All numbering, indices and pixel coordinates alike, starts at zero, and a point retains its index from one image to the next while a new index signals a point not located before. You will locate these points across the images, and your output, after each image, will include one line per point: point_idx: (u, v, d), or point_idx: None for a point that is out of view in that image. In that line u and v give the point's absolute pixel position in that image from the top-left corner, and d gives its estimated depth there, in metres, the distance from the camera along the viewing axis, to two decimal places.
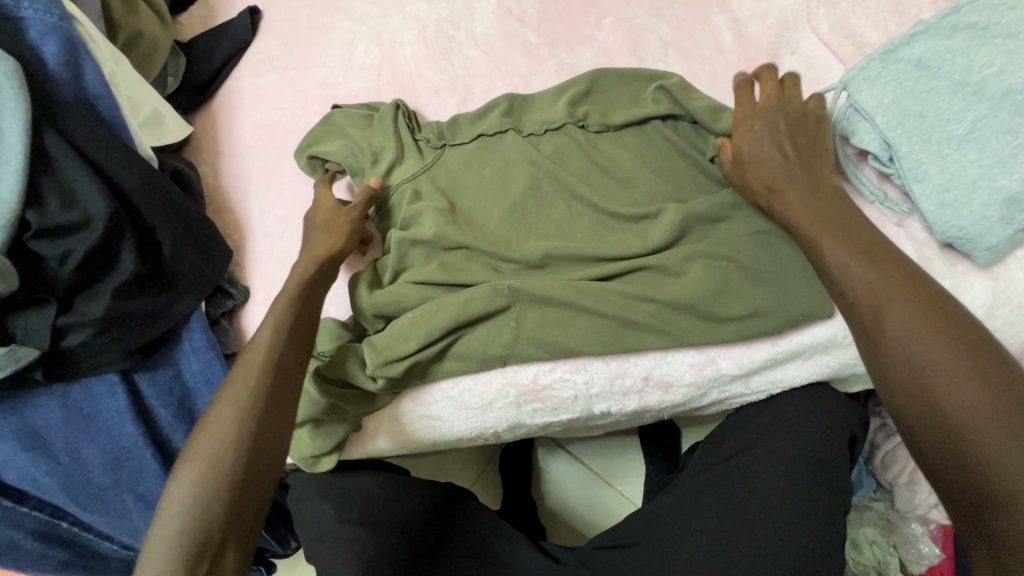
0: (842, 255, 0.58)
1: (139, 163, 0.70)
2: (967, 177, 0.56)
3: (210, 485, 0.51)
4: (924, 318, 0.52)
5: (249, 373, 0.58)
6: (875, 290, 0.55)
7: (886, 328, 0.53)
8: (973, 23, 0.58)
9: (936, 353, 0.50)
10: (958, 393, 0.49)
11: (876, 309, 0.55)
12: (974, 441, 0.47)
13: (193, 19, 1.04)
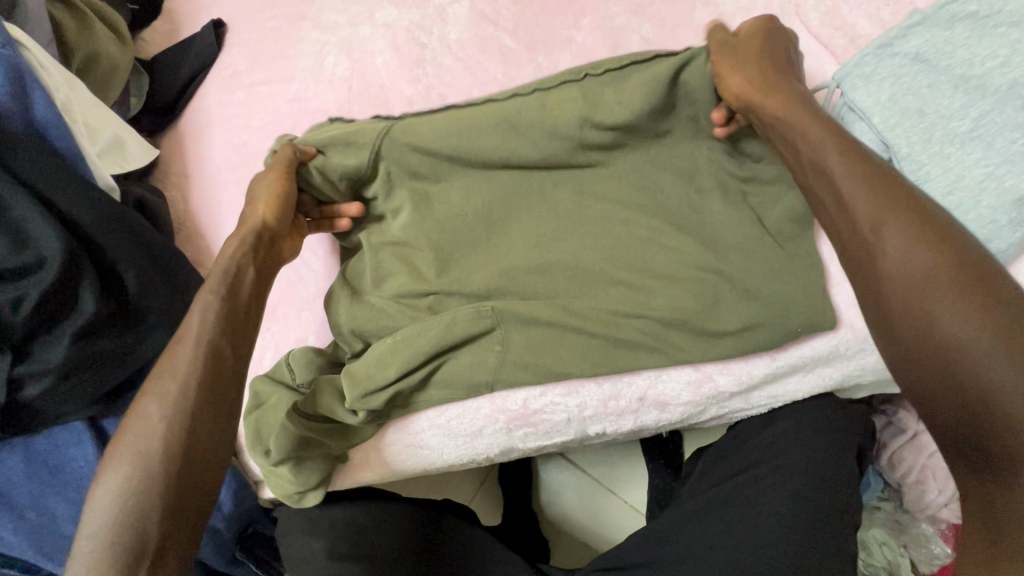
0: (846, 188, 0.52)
1: (96, 195, 0.66)
2: (973, 178, 0.52)
3: (134, 497, 0.47)
4: (911, 236, 0.49)
5: (179, 383, 0.52)
6: (873, 225, 0.50)
7: (881, 269, 0.49)
8: (975, 11, 0.54)
9: (934, 275, 0.47)
10: (953, 325, 0.45)
11: (865, 238, 0.51)
12: (973, 376, 0.43)
13: (157, 36, 1.00)
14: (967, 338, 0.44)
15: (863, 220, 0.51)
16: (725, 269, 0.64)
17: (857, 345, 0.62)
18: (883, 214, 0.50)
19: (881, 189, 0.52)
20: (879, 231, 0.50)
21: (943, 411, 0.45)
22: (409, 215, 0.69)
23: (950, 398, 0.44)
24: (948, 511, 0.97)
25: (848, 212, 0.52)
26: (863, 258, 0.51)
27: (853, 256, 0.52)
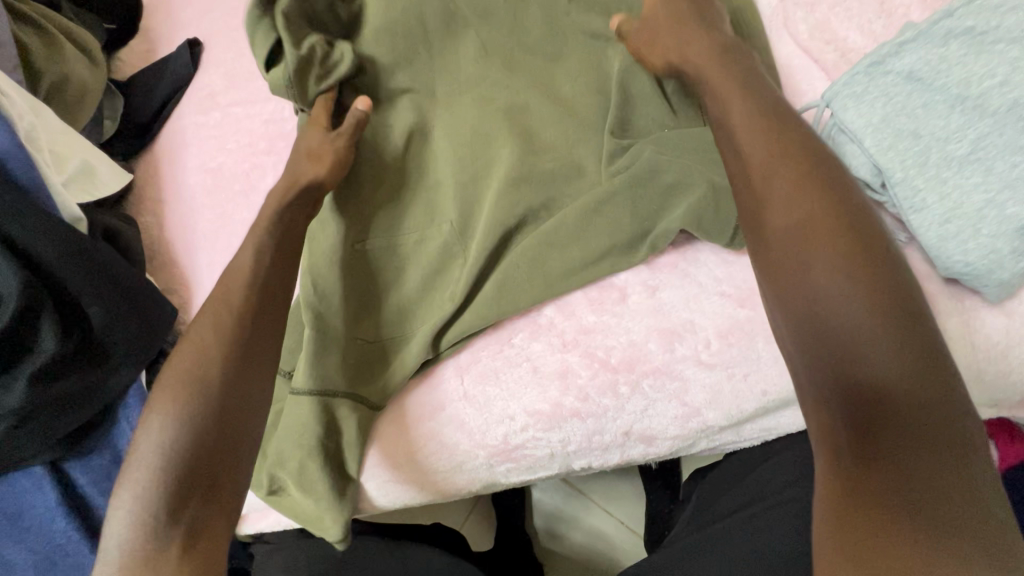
0: (760, 181, 0.49)
1: (59, 229, 0.64)
2: (972, 204, 0.49)
3: (186, 429, 0.48)
4: (811, 217, 0.46)
5: (232, 320, 0.54)
6: (781, 208, 0.47)
7: (782, 257, 0.46)
8: (971, 27, 0.50)
9: (826, 259, 0.44)
10: (848, 318, 0.42)
11: (767, 221, 0.48)
12: (873, 371, 0.40)
13: (133, 57, 0.98)
14: (862, 327, 0.41)
15: (765, 207, 0.48)
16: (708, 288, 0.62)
17: None
18: (792, 195, 0.47)
19: (788, 163, 0.49)
20: (786, 215, 0.47)
21: (850, 414, 0.40)
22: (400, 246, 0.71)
23: (858, 396, 0.40)
24: None
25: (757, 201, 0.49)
26: (765, 249, 0.47)
27: (759, 235, 0.49)
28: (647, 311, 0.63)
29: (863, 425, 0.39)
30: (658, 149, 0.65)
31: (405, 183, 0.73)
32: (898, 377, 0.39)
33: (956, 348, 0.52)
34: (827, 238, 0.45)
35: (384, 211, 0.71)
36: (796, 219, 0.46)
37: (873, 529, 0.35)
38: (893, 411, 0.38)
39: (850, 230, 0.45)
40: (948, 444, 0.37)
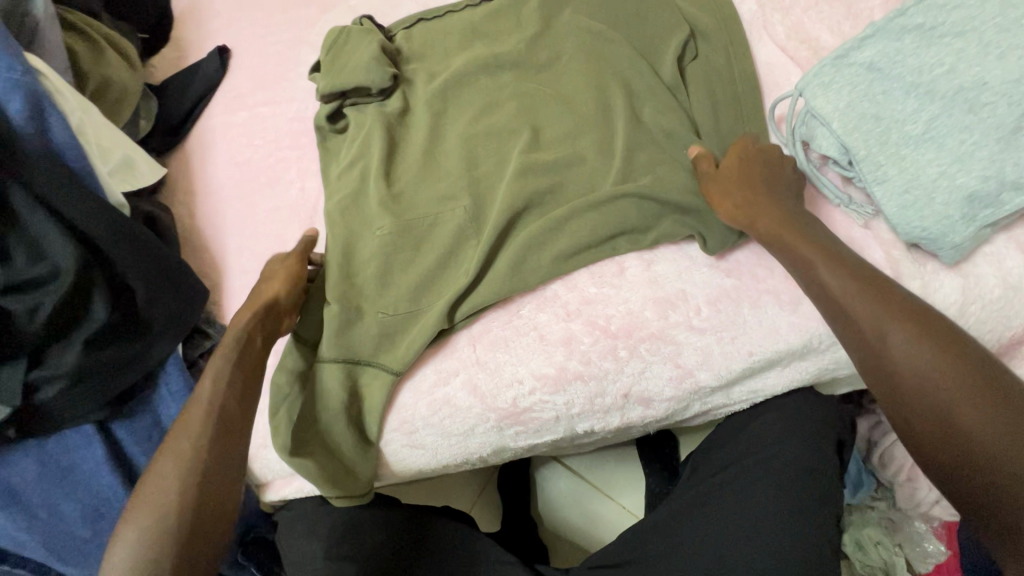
0: (847, 293, 0.56)
1: (107, 210, 0.69)
2: (926, 176, 0.55)
3: (148, 541, 0.54)
4: (918, 337, 0.53)
5: (191, 439, 0.60)
6: (888, 337, 0.53)
7: (899, 374, 0.53)
8: (921, 23, 0.58)
9: (942, 373, 0.52)
10: (979, 435, 0.50)
11: (882, 345, 0.54)
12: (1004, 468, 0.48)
13: (165, 62, 1.06)
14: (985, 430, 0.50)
15: (871, 339, 0.54)
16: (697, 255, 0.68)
17: (829, 339, 0.64)
18: (886, 315, 0.54)
19: (859, 278, 0.56)
20: (891, 341, 0.53)
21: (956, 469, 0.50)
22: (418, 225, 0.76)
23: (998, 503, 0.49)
24: (939, 508, 0.98)
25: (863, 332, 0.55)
26: (879, 369, 0.54)
27: (877, 362, 0.54)
28: (643, 282, 0.69)
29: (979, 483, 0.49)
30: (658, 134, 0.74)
31: (424, 168, 0.80)
32: (1006, 438, 0.49)
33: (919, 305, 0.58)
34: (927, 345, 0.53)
35: (407, 193, 0.79)
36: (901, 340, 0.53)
37: None
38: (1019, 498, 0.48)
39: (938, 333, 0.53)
40: None
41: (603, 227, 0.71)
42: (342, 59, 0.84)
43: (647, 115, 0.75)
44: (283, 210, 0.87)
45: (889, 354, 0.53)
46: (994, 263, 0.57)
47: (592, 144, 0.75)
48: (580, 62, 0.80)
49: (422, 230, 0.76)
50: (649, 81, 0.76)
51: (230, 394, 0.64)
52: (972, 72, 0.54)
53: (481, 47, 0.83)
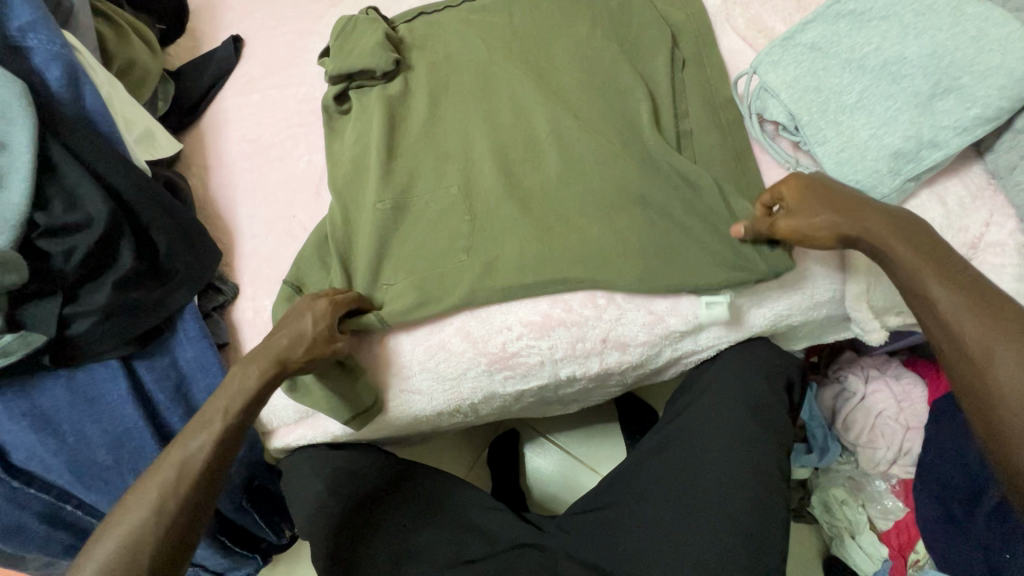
0: (904, 256, 0.57)
1: (135, 171, 0.76)
2: (860, 138, 0.64)
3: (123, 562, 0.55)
4: (939, 277, 0.54)
5: (175, 475, 0.60)
6: (926, 277, 0.55)
7: (1007, 384, 0.48)
8: (853, 10, 0.67)
9: (979, 315, 0.51)
10: (997, 367, 0.49)
11: (920, 280, 0.55)
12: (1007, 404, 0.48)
13: (181, 51, 1.13)
14: (1008, 368, 0.48)
15: (969, 342, 0.51)
16: (677, 274, 0.72)
17: (779, 287, 0.73)
18: (925, 266, 0.56)
19: (926, 253, 0.56)
20: (1004, 347, 0.49)
21: (961, 379, 0.51)
22: (415, 192, 0.83)
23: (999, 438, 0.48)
24: (896, 467, 1.06)
25: (983, 344, 0.50)
26: (977, 376, 0.50)
27: (914, 298, 0.56)
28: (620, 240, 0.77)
29: (975, 389, 0.50)
30: (634, 113, 0.81)
31: (417, 139, 0.87)
32: (1019, 351, 0.48)
33: None
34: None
35: (404, 162, 0.85)
36: (1012, 348, 0.49)
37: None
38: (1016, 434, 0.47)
39: (975, 283, 0.53)
40: None
41: (579, 205, 0.78)
42: (350, 46, 0.92)
43: (627, 92, 0.82)
44: (291, 181, 0.94)
45: (926, 292, 0.55)
46: (919, 215, 0.66)
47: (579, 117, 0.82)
48: (567, 50, 0.87)
49: (415, 200, 0.83)
50: (628, 65, 0.84)
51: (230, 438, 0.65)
52: (895, 48, 0.64)
53: (474, 39, 0.91)
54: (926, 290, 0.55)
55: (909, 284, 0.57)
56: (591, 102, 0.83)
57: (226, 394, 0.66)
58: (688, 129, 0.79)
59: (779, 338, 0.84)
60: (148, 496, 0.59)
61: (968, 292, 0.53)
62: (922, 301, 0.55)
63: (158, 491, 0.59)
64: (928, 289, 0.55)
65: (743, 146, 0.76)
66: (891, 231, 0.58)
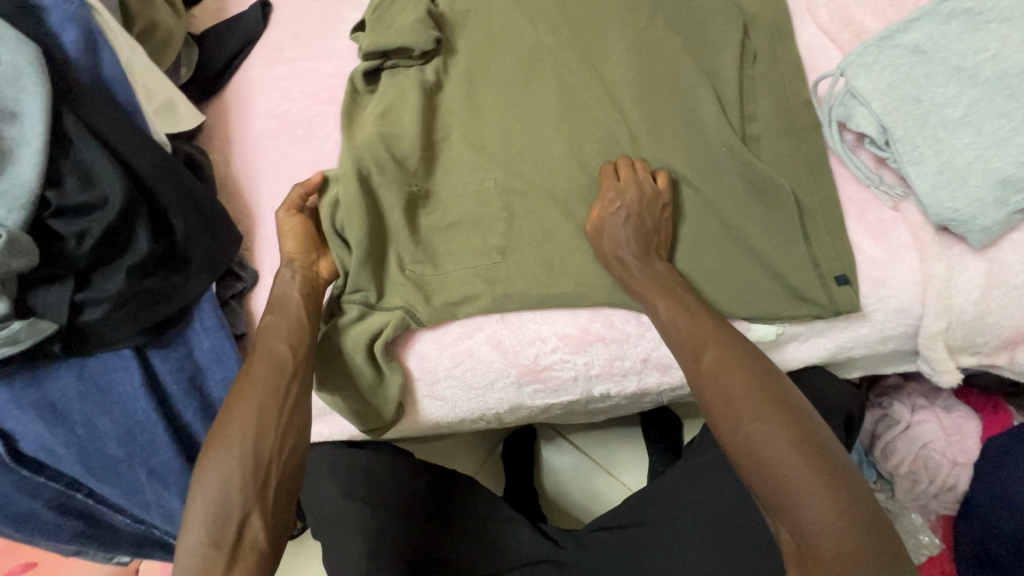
0: (684, 323, 0.62)
1: (154, 149, 0.71)
2: (963, 160, 0.56)
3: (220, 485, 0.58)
4: (732, 366, 0.58)
5: (252, 386, 0.63)
6: (707, 365, 0.59)
7: (812, 525, 0.50)
8: (970, 8, 0.58)
9: (752, 403, 0.55)
10: (764, 454, 0.53)
11: (698, 359, 0.60)
12: (798, 501, 0.50)
13: (205, 12, 1.07)
14: (785, 463, 0.52)
15: (763, 490, 0.53)
16: (736, 301, 0.67)
17: (848, 319, 0.65)
18: (715, 346, 0.60)
19: (689, 308, 0.63)
20: (801, 497, 0.50)
21: (749, 477, 0.54)
22: (452, 186, 0.78)
23: (797, 530, 0.51)
24: (936, 503, 1.00)
25: (779, 497, 0.52)
26: (790, 529, 0.51)
27: (702, 389, 0.59)
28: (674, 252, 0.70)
29: (758, 477, 0.53)
30: (695, 112, 0.73)
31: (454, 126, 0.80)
32: (789, 440, 0.53)
33: (944, 289, 0.61)
34: (839, 500, 0.50)
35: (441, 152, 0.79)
36: (808, 496, 0.50)
37: None
38: (809, 526, 0.50)
39: (756, 367, 0.58)
40: (822, 480, 0.51)
41: None
42: (388, 21, 0.85)
43: (689, 86, 0.74)
44: (317, 162, 0.88)
45: (738, 421, 0.55)
46: (1020, 250, 0.60)
47: (633, 113, 0.75)
48: (623, 36, 0.78)
49: (450, 195, 0.77)
50: (690, 58, 0.75)
51: (284, 339, 0.67)
52: (1016, 57, 0.55)
53: (520, 18, 0.83)
54: (732, 433, 0.55)
55: (716, 424, 0.57)
56: (648, 98, 0.75)
57: (242, 393, 0.63)
58: (755, 134, 0.71)
59: (834, 366, 0.76)
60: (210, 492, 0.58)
61: (789, 432, 0.53)
62: (734, 447, 0.55)
63: (250, 397, 0.62)
64: (729, 435, 0.55)
65: (819, 157, 0.68)
66: (741, 367, 0.58)
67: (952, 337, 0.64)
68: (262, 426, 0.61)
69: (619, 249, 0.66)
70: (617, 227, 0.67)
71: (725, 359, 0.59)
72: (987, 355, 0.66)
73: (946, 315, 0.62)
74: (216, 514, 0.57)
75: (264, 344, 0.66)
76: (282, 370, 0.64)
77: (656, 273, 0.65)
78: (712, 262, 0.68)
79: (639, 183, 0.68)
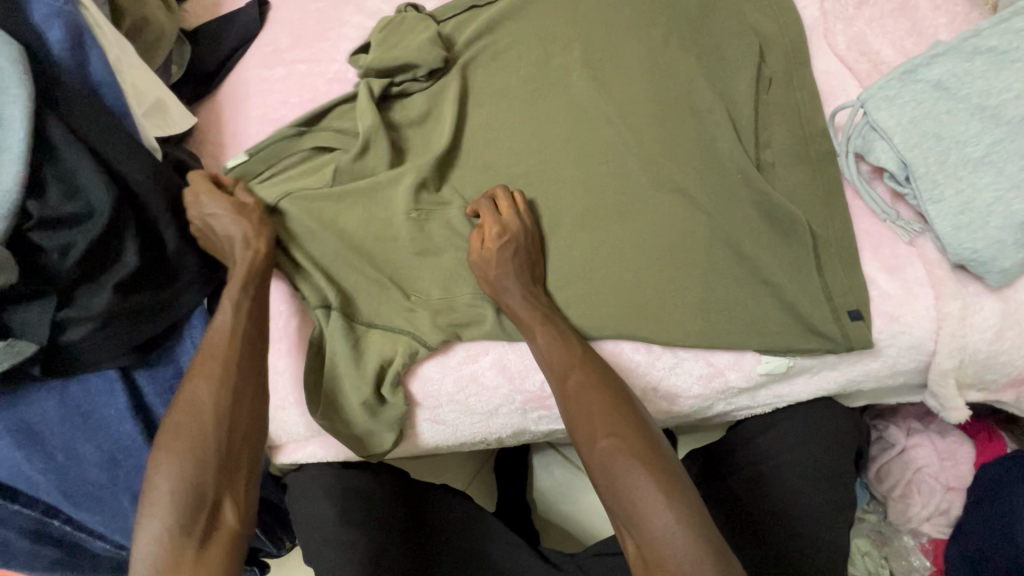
0: (551, 346, 0.64)
1: (144, 155, 0.67)
2: (983, 200, 0.56)
3: (187, 476, 0.55)
4: (590, 387, 0.60)
5: (223, 364, 0.60)
6: (572, 387, 0.61)
7: (653, 539, 0.51)
8: (994, 47, 0.58)
9: (605, 421, 0.58)
10: (618, 470, 0.55)
11: (563, 381, 0.62)
12: (644, 516, 0.52)
13: (197, 8, 1.02)
14: (633, 480, 0.54)
15: (615, 502, 0.55)
16: (747, 332, 0.65)
17: (857, 355, 0.65)
18: (574, 365, 0.62)
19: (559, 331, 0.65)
20: (644, 506, 0.52)
21: (604, 493, 0.56)
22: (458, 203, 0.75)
23: (645, 544, 0.52)
24: (928, 525, 0.99)
25: (628, 509, 0.53)
26: (637, 539, 0.53)
27: (565, 410, 0.61)
28: (690, 280, 0.67)
29: (610, 492, 0.55)
30: (710, 136, 0.72)
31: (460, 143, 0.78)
32: (636, 456, 0.55)
33: (959, 327, 0.60)
34: (681, 511, 0.52)
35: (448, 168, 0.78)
36: (653, 507, 0.52)
37: None
38: (653, 538, 0.51)
39: (611, 387, 0.61)
40: (667, 491, 0.53)
41: (640, 242, 0.70)
42: (395, 39, 0.81)
43: (701, 108, 0.73)
44: None
45: (596, 439, 0.57)
46: None
47: (647, 130, 0.73)
48: (638, 54, 0.77)
49: (454, 213, 0.75)
50: (705, 80, 0.74)
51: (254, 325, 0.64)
52: None
53: (530, 32, 0.81)
54: (589, 449, 0.57)
55: (578, 443, 0.59)
56: (661, 119, 0.73)
57: (210, 371, 0.60)
58: (770, 161, 0.70)
59: (839, 395, 0.75)
60: (177, 479, 0.54)
61: (637, 447, 0.56)
62: (591, 463, 0.57)
63: (225, 375, 0.60)
64: (586, 453, 0.57)
65: (837, 187, 0.68)
66: (600, 389, 0.60)
67: (962, 374, 0.64)
68: (228, 403, 0.58)
69: (496, 287, 0.68)
70: (483, 263, 0.69)
71: (588, 381, 0.61)
72: (993, 391, 0.66)
73: (960, 354, 0.61)
74: (190, 499, 0.54)
75: (232, 324, 0.63)
76: (255, 345, 0.63)
77: (521, 297, 0.67)
78: (726, 291, 0.67)
79: (510, 219, 0.69)
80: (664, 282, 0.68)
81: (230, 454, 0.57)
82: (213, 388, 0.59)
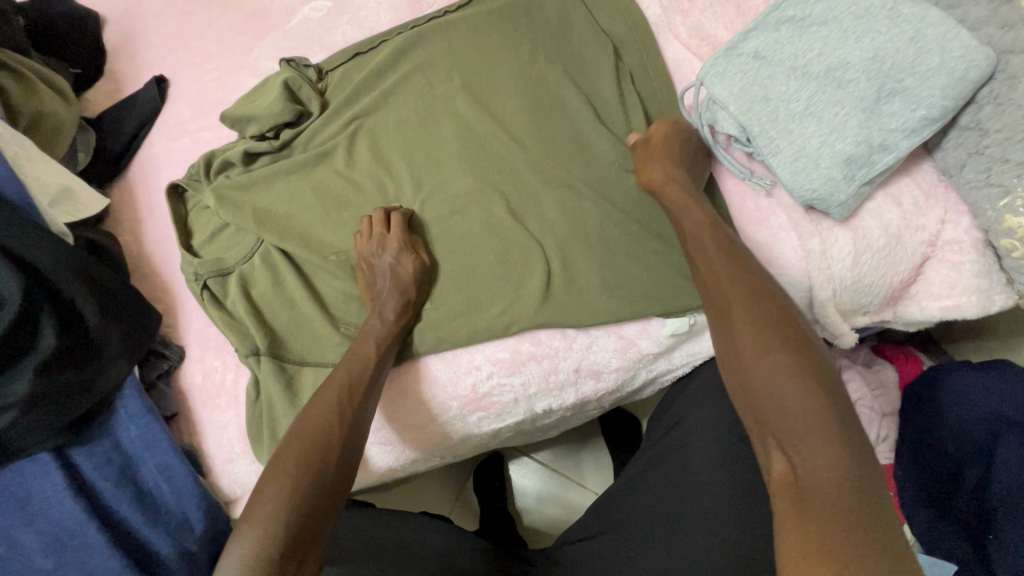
0: (720, 269, 0.62)
1: (52, 240, 0.69)
2: (811, 145, 0.64)
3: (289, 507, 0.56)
4: (746, 305, 0.57)
5: (325, 390, 0.65)
6: (737, 303, 0.58)
7: (815, 465, 0.47)
8: (793, 16, 0.67)
9: (767, 344, 0.54)
10: (782, 390, 0.51)
11: (726, 303, 0.59)
12: (804, 440, 0.48)
13: (100, 96, 1.06)
14: (795, 402, 0.50)
15: (775, 424, 0.50)
16: (647, 300, 0.71)
17: None
18: (743, 287, 0.59)
19: (729, 254, 0.63)
20: (808, 428, 0.48)
21: (760, 413, 0.52)
22: None
23: (796, 469, 0.47)
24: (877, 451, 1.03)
25: (788, 428, 0.49)
26: (788, 462, 0.48)
27: (723, 329, 0.58)
28: (589, 263, 0.73)
29: (770, 414, 0.51)
30: (586, 131, 0.79)
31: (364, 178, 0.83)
32: (799, 382, 0.51)
33: (822, 261, 0.67)
34: (837, 441, 0.47)
35: (355, 203, 0.83)
36: (811, 436, 0.48)
37: (810, 526, 0.44)
38: (808, 465, 0.47)
39: (775, 310, 0.57)
40: (829, 422, 0.48)
41: (542, 237, 0.75)
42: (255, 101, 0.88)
43: (574, 109, 0.80)
44: None
45: (759, 359, 0.54)
46: (878, 217, 0.67)
47: (531, 133, 0.80)
48: (512, 69, 0.84)
49: None
50: (573, 84, 0.81)
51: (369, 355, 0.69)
52: (837, 53, 0.63)
53: (412, 66, 0.87)
54: (757, 363, 0.54)
55: (740, 362, 0.55)
56: (541, 124, 0.80)
57: (326, 397, 0.65)
58: None
59: None
60: (288, 505, 0.56)
61: (808, 371, 0.52)
62: (753, 381, 0.53)
63: (339, 400, 0.65)
64: (751, 368, 0.54)
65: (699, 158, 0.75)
66: (772, 311, 0.57)
67: (840, 301, 0.70)
68: (327, 433, 0.62)
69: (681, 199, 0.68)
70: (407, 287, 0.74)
71: (751, 297, 0.58)
72: (876, 313, 0.72)
73: (830, 284, 0.68)
74: (290, 537, 0.55)
75: (361, 355, 0.68)
76: (351, 387, 0.66)
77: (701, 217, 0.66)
78: (622, 267, 0.72)
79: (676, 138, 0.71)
80: (567, 269, 0.73)
81: (330, 487, 0.59)
82: (327, 414, 0.63)
